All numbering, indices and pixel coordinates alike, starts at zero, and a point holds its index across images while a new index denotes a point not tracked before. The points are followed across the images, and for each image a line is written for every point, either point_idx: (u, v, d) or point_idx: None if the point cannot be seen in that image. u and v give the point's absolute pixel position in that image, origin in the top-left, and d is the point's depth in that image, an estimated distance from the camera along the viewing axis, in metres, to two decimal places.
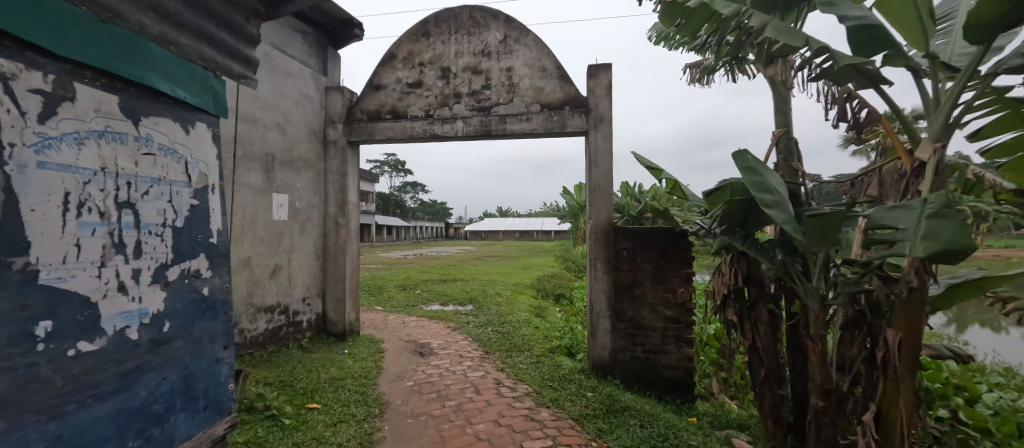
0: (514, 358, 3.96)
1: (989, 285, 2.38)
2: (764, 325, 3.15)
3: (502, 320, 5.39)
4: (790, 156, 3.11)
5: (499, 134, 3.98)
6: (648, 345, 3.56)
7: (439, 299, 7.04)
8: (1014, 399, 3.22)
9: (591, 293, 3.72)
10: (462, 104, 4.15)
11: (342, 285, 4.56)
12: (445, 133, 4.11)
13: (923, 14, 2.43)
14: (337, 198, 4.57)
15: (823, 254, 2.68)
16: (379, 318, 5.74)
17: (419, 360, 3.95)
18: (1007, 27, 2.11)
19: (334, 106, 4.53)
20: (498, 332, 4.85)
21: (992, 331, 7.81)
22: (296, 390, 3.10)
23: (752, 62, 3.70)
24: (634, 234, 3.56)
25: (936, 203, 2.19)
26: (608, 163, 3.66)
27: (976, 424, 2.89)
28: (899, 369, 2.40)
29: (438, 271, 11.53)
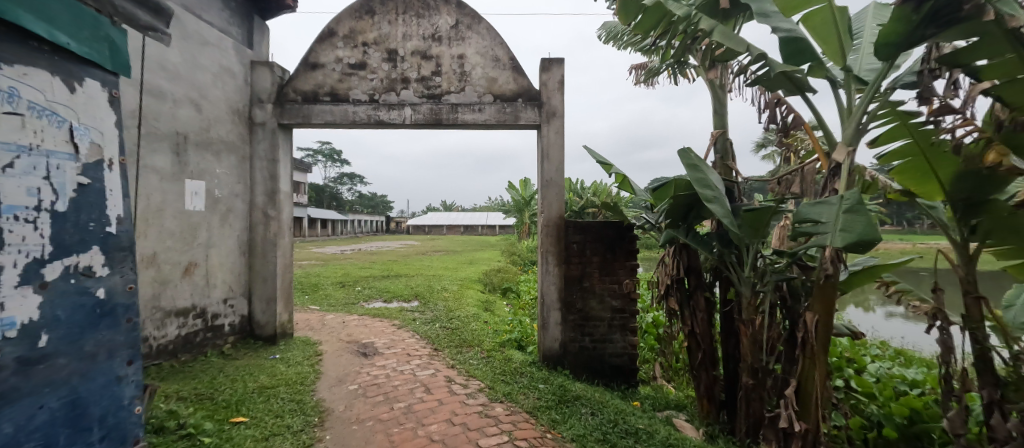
0: (464, 354, 3.88)
1: (880, 272, 2.69)
2: (701, 312, 3.35)
3: (450, 316, 5.29)
4: (726, 156, 3.33)
5: (450, 124, 3.85)
6: (595, 335, 3.65)
7: (381, 296, 6.76)
8: (891, 367, 3.75)
9: (542, 286, 3.71)
10: (410, 90, 3.97)
11: (273, 284, 4.21)
12: (391, 120, 3.91)
13: (841, 31, 2.69)
14: (267, 187, 4.19)
15: (755, 246, 2.88)
16: (315, 318, 5.38)
17: (363, 361, 3.75)
18: (909, 46, 2.38)
19: (261, 83, 4.13)
20: (446, 328, 4.74)
21: (863, 310, 9.07)
22: (216, 403, 2.80)
23: (693, 66, 3.90)
24: (583, 228, 3.61)
25: (851, 199, 2.43)
26: (560, 156, 3.68)
27: (864, 390, 3.31)
28: (817, 348, 2.65)
29: (379, 266, 11.09)
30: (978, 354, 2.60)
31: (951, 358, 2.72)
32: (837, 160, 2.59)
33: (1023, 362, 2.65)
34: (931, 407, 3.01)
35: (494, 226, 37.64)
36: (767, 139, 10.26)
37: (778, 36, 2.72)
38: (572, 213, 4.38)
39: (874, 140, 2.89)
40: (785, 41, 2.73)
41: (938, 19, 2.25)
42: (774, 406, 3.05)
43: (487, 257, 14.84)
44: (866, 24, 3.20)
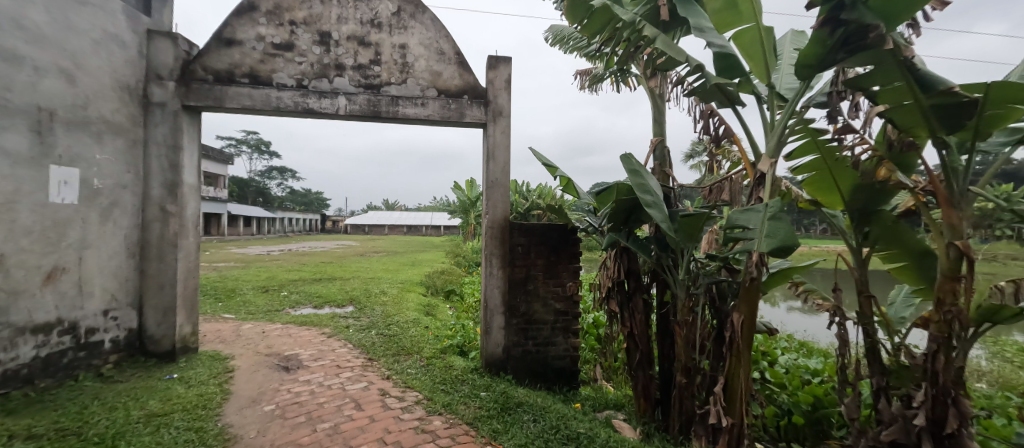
0: (401, 363, 3.69)
1: (793, 274, 2.91)
2: (640, 314, 3.43)
3: (388, 321, 5.04)
4: (663, 163, 3.46)
5: (389, 117, 3.65)
6: (539, 338, 3.62)
7: (311, 301, 6.31)
8: (796, 358, 4.18)
9: (485, 290, 3.62)
10: (344, 78, 3.71)
11: (171, 292, 3.76)
12: (322, 109, 3.63)
13: (766, 50, 2.88)
14: (165, 177, 3.74)
15: (690, 250, 3.00)
16: (228, 329, 4.87)
17: (283, 377, 3.43)
18: (821, 68, 2.60)
19: (161, 57, 3.71)
20: (383, 335, 4.50)
21: (770, 305, 10.04)
22: (87, 441, 2.38)
23: (634, 75, 4.02)
24: (528, 230, 3.57)
25: (774, 207, 2.61)
26: (506, 157, 3.61)
27: (776, 380, 3.64)
28: (742, 346, 2.80)
29: (312, 269, 10.38)
30: (868, 345, 2.88)
31: (848, 351, 3.02)
32: (762, 169, 2.77)
33: (902, 351, 2.97)
34: (830, 393, 3.38)
35: (439, 226, 37.00)
36: (697, 150, 10.95)
37: (712, 51, 2.86)
38: (516, 215, 4.35)
39: (790, 153, 3.14)
40: (718, 55, 2.87)
41: (847, 45, 2.47)
42: (704, 403, 3.19)
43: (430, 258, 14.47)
44: (785, 47, 3.49)
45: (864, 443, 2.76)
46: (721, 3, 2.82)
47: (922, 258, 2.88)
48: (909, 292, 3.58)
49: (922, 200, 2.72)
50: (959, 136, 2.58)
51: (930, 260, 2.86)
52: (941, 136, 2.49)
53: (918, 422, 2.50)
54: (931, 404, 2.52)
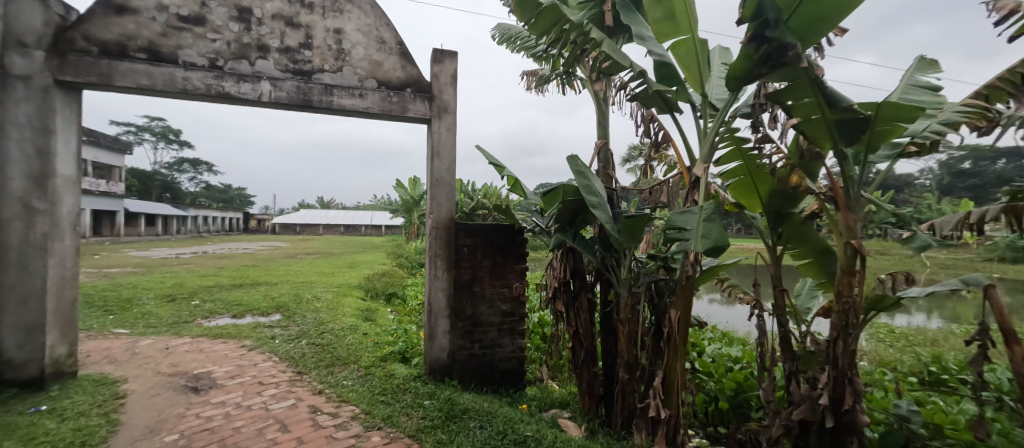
0: (336, 375, 3.44)
1: (720, 271, 3.07)
2: (585, 313, 3.47)
3: (321, 330, 4.70)
4: (607, 165, 3.53)
5: (322, 107, 3.38)
6: (485, 341, 3.55)
7: (229, 310, 5.74)
8: (721, 348, 4.55)
9: (429, 293, 3.46)
10: (268, 60, 3.39)
11: (38, 307, 3.21)
12: (240, 95, 3.28)
13: (700, 62, 3.03)
14: (30, 169, 3.16)
15: (632, 250, 3.07)
16: (120, 346, 4.25)
17: (191, 401, 3.05)
18: (747, 82, 2.77)
19: (26, 21, 3.12)
20: (315, 345, 4.19)
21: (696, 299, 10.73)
22: None
23: (580, 78, 4.06)
24: (474, 230, 3.48)
25: (708, 208, 2.75)
26: (451, 155, 3.49)
27: (704, 369, 3.97)
28: (678, 340, 2.91)
29: (233, 274, 9.47)
30: (781, 334, 3.12)
31: (766, 339, 3.29)
32: (697, 173, 2.90)
33: (807, 338, 3.28)
34: (749, 378, 3.73)
35: (380, 226, 35.67)
36: (634, 154, 11.48)
37: (651, 59, 2.95)
38: (461, 215, 4.24)
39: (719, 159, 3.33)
40: (657, 64, 2.97)
41: (769, 62, 2.64)
42: (644, 397, 3.28)
43: (370, 260, 13.84)
44: (715, 60, 3.71)
45: (778, 422, 2.99)
46: (661, 12, 2.91)
47: (822, 254, 3.14)
48: (812, 284, 3.97)
49: (822, 204, 3.04)
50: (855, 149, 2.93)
51: (833, 257, 3.14)
52: (841, 147, 2.78)
53: (823, 401, 2.77)
54: (833, 383, 2.81)
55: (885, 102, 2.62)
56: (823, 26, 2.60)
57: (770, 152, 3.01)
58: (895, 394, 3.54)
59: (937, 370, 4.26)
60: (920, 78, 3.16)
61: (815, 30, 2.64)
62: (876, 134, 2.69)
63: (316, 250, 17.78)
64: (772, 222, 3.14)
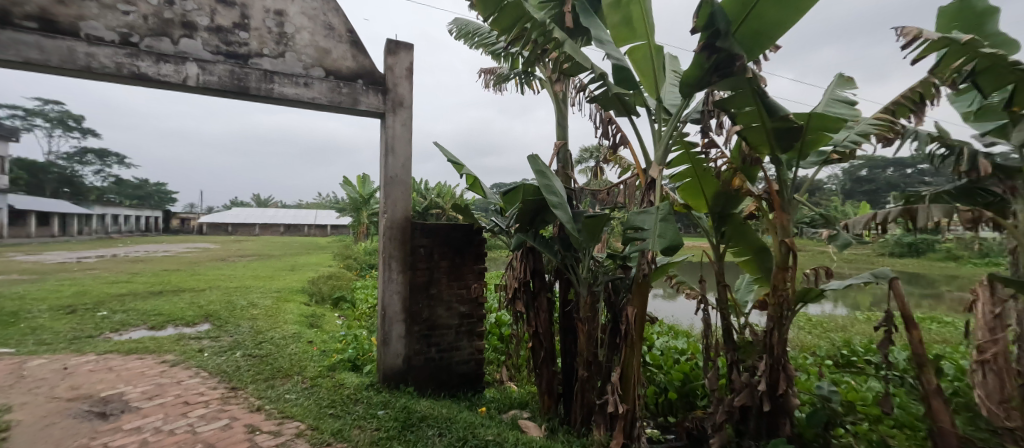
0: (277, 388, 3.18)
1: (670, 268, 3.15)
2: (544, 313, 3.45)
3: (258, 340, 4.35)
4: (566, 165, 3.53)
5: (260, 95, 3.08)
6: (442, 345, 3.43)
7: (148, 322, 5.17)
8: (671, 341, 4.73)
9: (382, 296, 3.27)
10: (195, 40, 2.98)
11: None
12: (162, 77, 2.85)
13: (655, 68, 3.09)
14: None
15: (590, 249, 3.09)
16: (6, 368, 3.66)
17: (102, 427, 2.68)
18: (698, 89, 2.85)
19: None
20: (252, 357, 3.87)
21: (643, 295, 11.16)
22: None
23: (538, 78, 4.03)
24: (431, 230, 3.35)
25: (664, 208, 2.81)
26: (406, 152, 3.33)
27: (655, 362, 4.10)
28: (635, 337, 2.95)
29: (153, 280, 8.55)
30: (724, 326, 3.25)
31: (712, 331, 3.44)
32: (652, 175, 2.96)
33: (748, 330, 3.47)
34: (696, 369, 3.90)
35: (328, 226, 34.16)
36: (587, 155, 11.72)
37: (609, 62, 2.97)
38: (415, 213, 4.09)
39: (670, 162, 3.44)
40: (615, 68, 3.01)
41: (720, 71, 2.73)
42: (602, 394, 3.31)
43: (314, 263, 13.11)
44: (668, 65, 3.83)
45: (721, 409, 3.14)
46: (619, 16, 2.94)
47: (760, 252, 3.33)
48: (749, 278, 4.19)
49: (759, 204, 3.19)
50: (790, 155, 3.13)
51: (768, 253, 3.34)
52: (777, 154, 2.99)
53: (761, 387, 2.99)
54: (771, 371, 3.03)
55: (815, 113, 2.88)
56: (769, 38, 2.74)
57: (714, 157, 3.17)
58: (817, 376, 3.87)
59: (849, 353, 4.73)
60: (838, 93, 3.39)
61: (758, 44, 2.78)
62: (808, 142, 2.88)
63: (251, 250, 17.60)
64: (716, 223, 3.28)
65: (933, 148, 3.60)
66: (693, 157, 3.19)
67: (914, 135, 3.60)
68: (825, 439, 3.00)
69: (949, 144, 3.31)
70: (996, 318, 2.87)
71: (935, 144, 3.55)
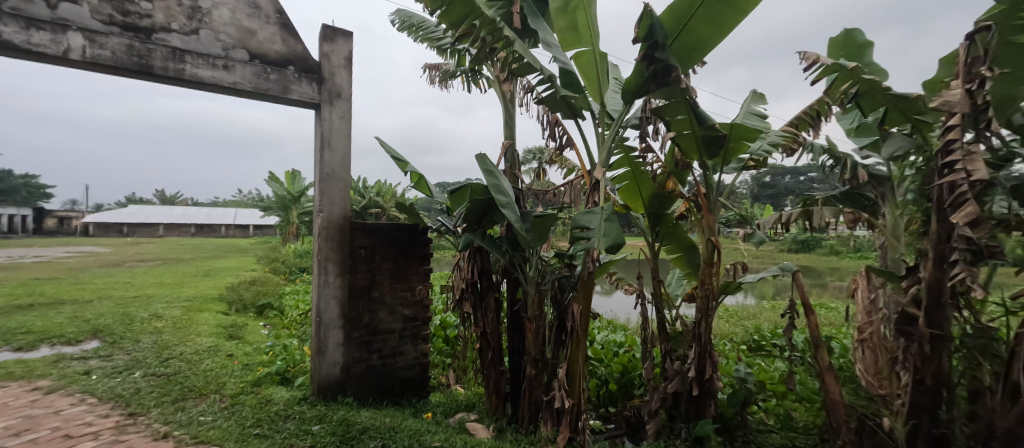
0: (189, 410, 2.81)
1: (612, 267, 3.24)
2: (492, 313, 3.40)
3: (165, 356, 3.84)
4: (514, 165, 3.50)
5: (168, 76, 2.65)
6: (384, 350, 3.26)
7: (18, 341, 4.34)
8: (612, 335, 4.91)
9: (317, 302, 2.98)
10: (77, 5, 2.47)
11: None
12: (32, 47, 2.31)
13: (599, 74, 3.14)
14: None
15: (537, 249, 3.08)
16: None
17: None
18: (638, 96, 2.93)
19: None
20: (157, 376, 3.39)
21: None
22: None
23: (485, 77, 3.96)
24: (372, 231, 3.17)
25: (608, 209, 2.88)
26: (344, 146, 3.10)
27: (597, 356, 4.21)
28: (580, 333, 3.00)
29: (27, 291, 7.25)
30: (659, 320, 3.41)
31: (650, 325, 3.61)
32: (597, 177, 3.02)
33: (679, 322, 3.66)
34: (635, 362, 4.07)
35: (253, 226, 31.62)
36: (529, 157, 11.83)
37: (556, 65, 2.98)
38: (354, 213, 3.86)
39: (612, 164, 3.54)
40: (561, 71, 3.02)
41: (658, 80, 2.83)
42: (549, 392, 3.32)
43: (235, 267, 11.95)
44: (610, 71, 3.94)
45: (656, 396, 3.32)
46: (566, 22, 2.98)
47: (690, 251, 3.53)
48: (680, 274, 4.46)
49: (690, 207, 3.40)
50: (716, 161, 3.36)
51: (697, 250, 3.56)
52: (704, 160, 3.22)
53: (692, 374, 3.19)
54: (699, 358, 3.24)
55: (736, 124, 3.15)
56: (699, 54, 2.90)
57: (651, 161, 3.30)
58: (735, 360, 4.23)
59: (759, 337, 5.25)
60: (752, 107, 3.70)
61: (692, 57, 2.93)
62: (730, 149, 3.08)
63: (157, 250, 16.66)
64: (653, 223, 3.41)
65: (824, 159, 4.03)
66: (633, 161, 3.31)
67: (810, 148, 4.04)
68: (742, 415, 3.32)
69: (835, 155, 3.75)
70: (870, 302, 3.37)
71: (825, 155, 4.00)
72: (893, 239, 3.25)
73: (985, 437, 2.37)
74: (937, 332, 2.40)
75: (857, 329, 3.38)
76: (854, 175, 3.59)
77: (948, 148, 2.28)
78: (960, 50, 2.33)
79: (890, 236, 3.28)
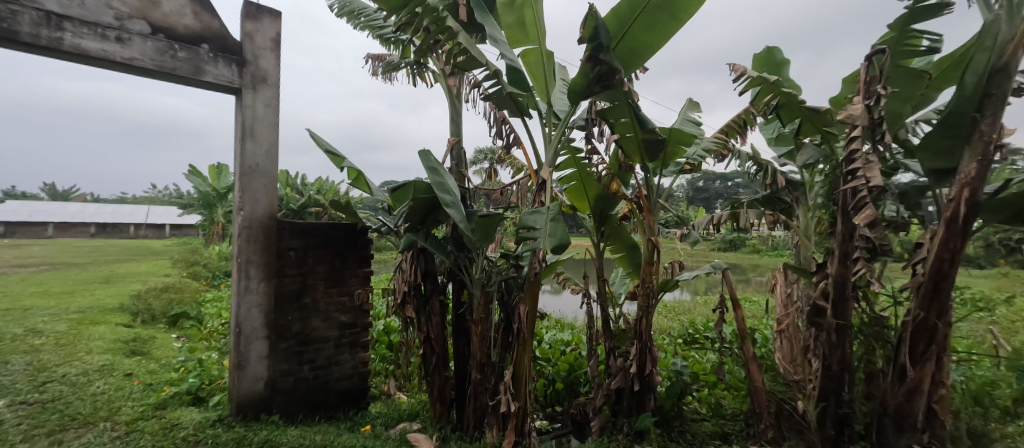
0: (72, 442, 2.39)
1: (558, 266, 3.21)
2: (437, 316, 3.27)
3: (43, 379, 3.26)
4: (460, 163, 3.39)
5: (37, 45, 2.11)
6: (317, 361, 3.01)
7: None
8: (559, 334, 4.93)
9: (236, 310, 2.67)
10: None
11: None
12: None
13: (547, 73, 3.10)
14: None
15: (483, 249, 2.99)
16: None
17: None
18: (584, 98, 2.92)
19: None
20: (30, 404, 2.85)
21: None
22: None
23: (433, 70, 3.71)
24: (304, 231, 2.91)
25: (554, 209, 2.85)
26: (271, 138, 2.79)
27: (544, 355, 4.19)
28: (526, 335, 2.94)
29: None
30: (603, 318, 3.44)
31: (594, 323, 3.63)
32: (544, 177, 2.97)
33: (621, 319, 3.70)
34: (581, 360, 4.10)
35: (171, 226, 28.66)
36: (482, 157, 11.65)
37: (503, 62, 2.91)
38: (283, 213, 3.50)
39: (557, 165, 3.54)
40: (508, 68, 2.95)
41: (603, 82, 2.84)
42: (495, 395, 3.24)
43: (146, 271, 10.68)
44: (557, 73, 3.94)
45: (600, 393, 3.36)
46: (514, 18, 2.90)
47: (632, 250, 3.60)
48: (624, 272, 4.57)
49: (632, 208, 3.47)
50: (655, 165, 3.48)
51: (639, 248, 3.64)
52: (645, 163, 3.29)
53: (634, 370, 3.25)
54: (640, 354, 3.31)
55: (674, 129, 3.26)
56: (640, 59, 2.95)
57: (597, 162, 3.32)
58: (673, 353, 4.41)
59: (693, 331, 5.54)
60: (687, 114, 3.86)
61: (633, 62, 2.98)
62: (670, 152, 3.20)
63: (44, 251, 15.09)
64: (598, 223, 3.45)
65: (749, 165, 4.28)
66: (577, 161, 3.33)
67: (737, 155, 4.30)
68: (678, 406, 3.47)
69: (758, 163, 3.98)
70: (787, 297, 3.61)
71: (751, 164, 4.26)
72: (805, 239, 3.52)
73: (879, 413, 2.69)
74: (842, 322, 2.71)
75: (776, 321, 3.68)
76: (774, 181, 3.79)
77: (851, 157, 2.61)
78: (861, 70, 2.67)
79: (803, 236, 3.49)
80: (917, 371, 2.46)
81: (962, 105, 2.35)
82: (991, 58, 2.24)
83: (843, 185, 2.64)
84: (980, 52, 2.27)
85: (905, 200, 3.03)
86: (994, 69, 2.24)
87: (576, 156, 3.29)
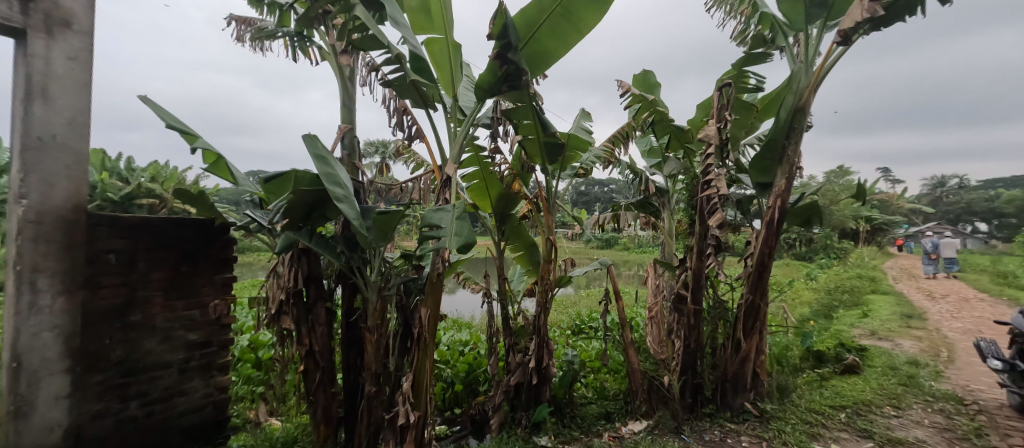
0: None
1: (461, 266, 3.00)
2: (322, 326, 2.83)
3: None
4: (353, 153, 2.99)
5: None
6: (150, 395, 2.45)
7: None
8: (457, 334, 4.76)
9: (11, 335, 1.90)
10: None
11: None
12: None
13: (453, 64, 2.86)
14: None
15: (380, 249, 2.65)
16: None
17: None
18: (490, 97, 2.76)
19: None
20: None
21: None
22: None
23: (318, 46, 3.22)
24: (130, 228, 2.29)
25: (459, 206, 2.64)
26: (77, 104, 2.08)
27: (443, 358, 3.90)
28: (428, 339, 2.68)
29: None
30: (503, 315, 3.33)
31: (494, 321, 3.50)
32: (448, 173, 2.74)
33: (519, 314, 3.54)
34: (481, 360, 3.94)
35: None
36: (370, 151, 11.02)
37: (406, 47, 2.61)
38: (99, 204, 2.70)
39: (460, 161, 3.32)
40: (412, 54, 2.66)
41: (510, 82, 2.71)
42: (392, 408, 2.91)
43: None
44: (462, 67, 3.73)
45: (500, 390, 3.24)
46: (418, 2, 2.63)
47: (532, 248, 3.52)
48: (522, 269, 4.54)
49: (532, 206, 3.42)
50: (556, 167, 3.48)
51: (538, 247, 3.63)
52: (545, 165, 3.26)
53: (532, 364, 3.20)
54: (538, 348, 3.30)
55: (571, 134, 3.33)
56: (545, 64, 2.89)
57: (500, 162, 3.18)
58: (564, 343, 4.54)
59: (579, 321, 5.81)
60: (581, 122, 3.96)
61: (538, 66, 2.90)
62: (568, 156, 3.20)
63: None
64: (500, 221, 3.31)
65: (627, 173, 4.52)
66: (482, 158, 3.16)
67: (619, 164, 4.56)
68: (570, 393, 3.45)
69: (634, 171, 4.18)
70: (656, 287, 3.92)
71: (629, 172, 4.49)
72: (669, 238, 3.86)
73: (721, 379, 3.19)
74: (698, 308, 3.06)
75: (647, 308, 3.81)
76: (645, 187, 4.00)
77: (707, 171, 2.92)
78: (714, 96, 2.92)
79: (667, 236, 3.85)
80: (747, 343, 3.04)
81: (776, 133, 2.84)
82: (795, 100, 2.76)
83: (699, 194, 2.94)
84: (789, 95, 2.79)
85: (739, 206, 3.48)
86: (796, 108, 2.77)
87: (480, 152, 3.14)
